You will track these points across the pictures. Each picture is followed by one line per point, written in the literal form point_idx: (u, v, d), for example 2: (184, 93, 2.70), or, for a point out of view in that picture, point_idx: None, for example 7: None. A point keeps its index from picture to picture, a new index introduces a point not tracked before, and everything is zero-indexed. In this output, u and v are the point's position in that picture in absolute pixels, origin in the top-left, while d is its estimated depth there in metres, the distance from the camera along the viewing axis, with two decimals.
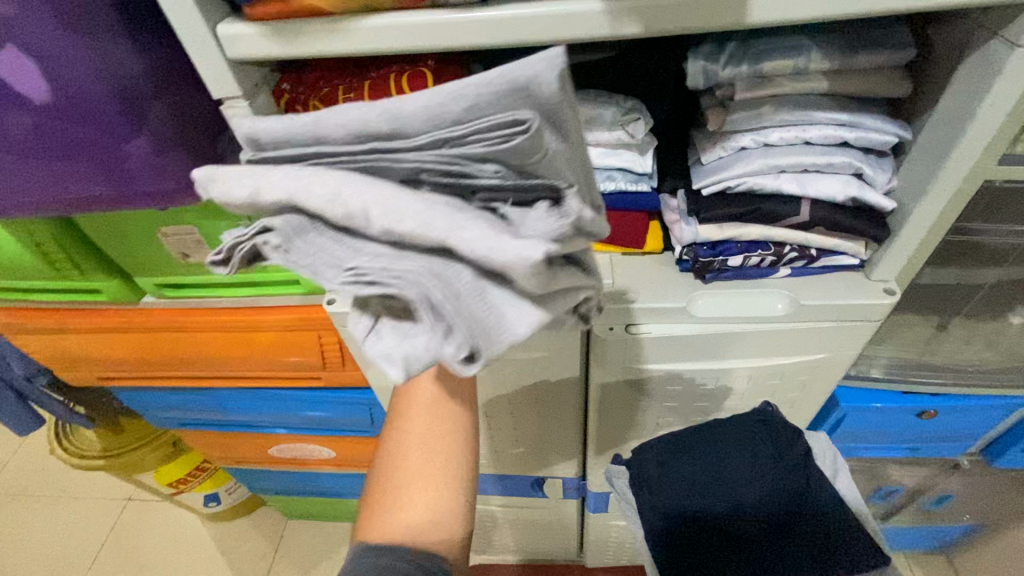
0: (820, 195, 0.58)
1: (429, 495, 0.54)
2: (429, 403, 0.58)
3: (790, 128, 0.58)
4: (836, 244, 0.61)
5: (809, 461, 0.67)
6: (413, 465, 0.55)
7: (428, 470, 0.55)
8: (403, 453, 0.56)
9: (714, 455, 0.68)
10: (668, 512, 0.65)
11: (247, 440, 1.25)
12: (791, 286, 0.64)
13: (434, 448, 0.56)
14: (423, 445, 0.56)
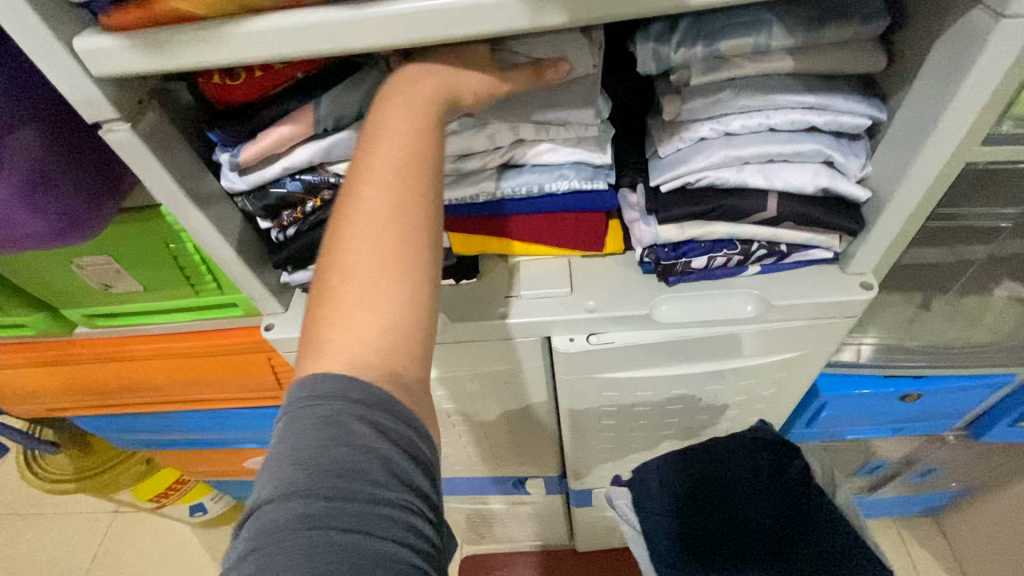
0: (788, 187, 0.53)
1: (382, 300, 0.38)
2: (394, 173, 0.40)
3: (754, 114, 0.52)
4: (807, 238, 0.56)
5: (810, 481, 0.66)
6: (356, 267, 0.39)
7: (380, 267, 0.39)
8: (345, 248, 0.39)
9: (713, 472, 0.69)
10: (669, 528, 0.66)
11: (220, 455, 1.21)
12: (760, 284, 0.59)
13: (383, 244, 0.39)
14: (379, 231, 0.39)
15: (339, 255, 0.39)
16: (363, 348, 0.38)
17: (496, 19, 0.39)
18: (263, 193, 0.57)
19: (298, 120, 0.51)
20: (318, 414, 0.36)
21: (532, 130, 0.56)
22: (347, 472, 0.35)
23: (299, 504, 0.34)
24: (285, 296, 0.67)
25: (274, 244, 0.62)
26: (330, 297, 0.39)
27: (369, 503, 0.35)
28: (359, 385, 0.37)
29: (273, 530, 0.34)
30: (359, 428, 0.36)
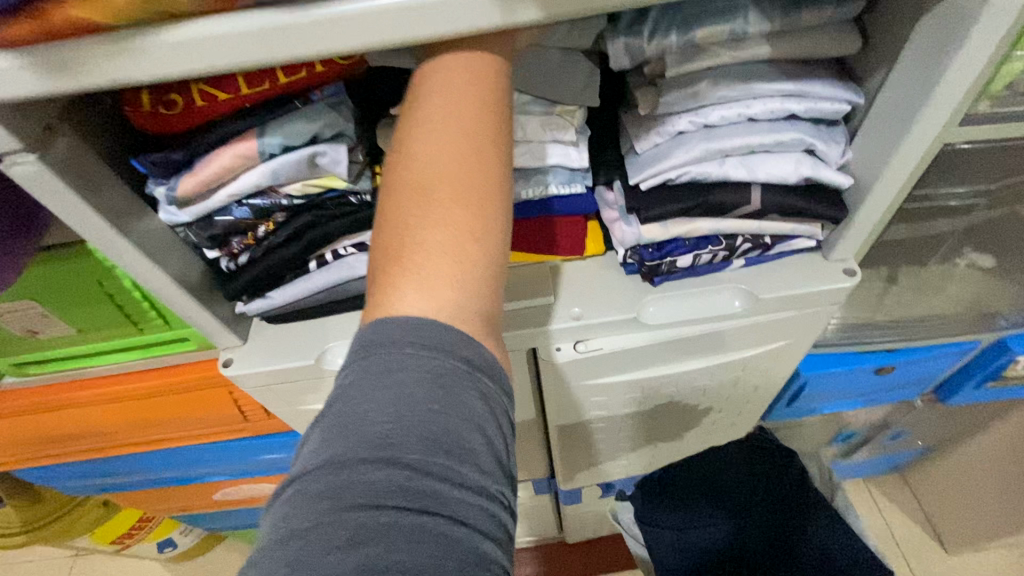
0: (770, 178, 0.51)
1: (475, 239, 0.35)
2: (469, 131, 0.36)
3: (732, 104, 0.50)
4: (790, 229, 0.55)
5: (802, 481, 0.86)
6: (446, 199, 0.34)
7: (467, 205, 0.35)
8: (429, 178, 0.35)
9: (716, 476, 0.87)
10: (666, 535, 0.85)
11: (185, 490, 1.13)
12: (746, 278, 0.58)
13: (473, 178, 0.35)
14: (466, 163, 0.35)
15: (424, 184, 0.35)
16: (452, 283, 0.34)
17: (461, 16, 0.35)
18: (207, 222, 0.51)
19: (238, 149, 0.46)
20: (422, 368, 0.32)
21: None
22: (456, 449, 0.30)
23: (394, 480, 0.29)
24: (243, 326, 0.61)
25: (224, 274, 0.56)
26: (409, 231, 0.34)
27: (466, 493, 0.30)
28: (453, 330, 0.33)
29: (343, 503, 0.28)
30: (467, 400, 0.32)
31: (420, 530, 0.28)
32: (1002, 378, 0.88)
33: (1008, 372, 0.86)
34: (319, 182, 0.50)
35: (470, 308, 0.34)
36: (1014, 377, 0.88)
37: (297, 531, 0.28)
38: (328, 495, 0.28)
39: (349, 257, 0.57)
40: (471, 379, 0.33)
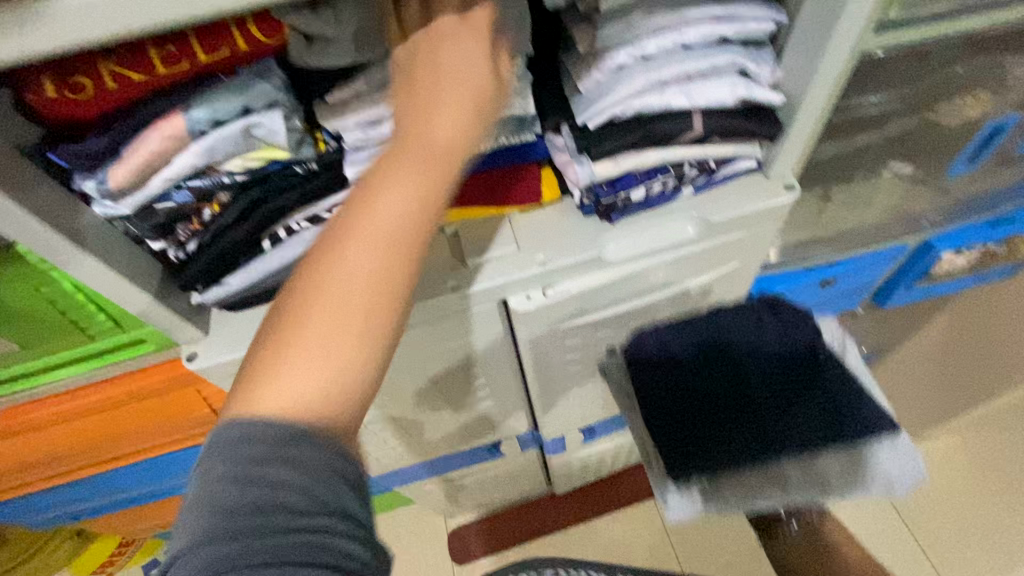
0: (709, 103, 0.53)
1: (356, 339, 0.37)
2: (413, 159, 0.40)
3: (666, 32, 0.51)
4: (733, 151, 0.57)
5: (817, 340, 0.69)
6: (345, 283, 0.37)
7: (364, 292, 0.37)
8: (332, 268, 0.37)
9: (722, 334, 0.69)
10: (671, 398, 0.67)
11: (164, 505, 1.10)
12: (697, 204, 0.60)
13: (377, 284, 0.38)
14: (378, 261, 0.38)
15: (328, 262, 0.38)
16: (315, 388, 0.36)
17: None
18: (146, 212, 0.48)
19: (165, 130, 0.43)
20: (278, 428, 0.34)
21: None
22: (327, 502, 0.34)
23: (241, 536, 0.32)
24: (203, 319, 0.59)
25: (174, 264, 0.53)
26: (301, 308, 0.37)
27: (340, 543, 0.34)
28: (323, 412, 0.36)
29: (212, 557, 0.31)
30: (332, 448, 0.35)
31: (292, 564, 0.31)
32: (930, 275, 0.96)
33: (935, 268, 0.94)
34: (261, 154, 0.48)
35: (339, 362, 0.37)
36: (939, 274, 0.96)
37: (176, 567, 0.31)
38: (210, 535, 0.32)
39: (304, 231, 0.56)
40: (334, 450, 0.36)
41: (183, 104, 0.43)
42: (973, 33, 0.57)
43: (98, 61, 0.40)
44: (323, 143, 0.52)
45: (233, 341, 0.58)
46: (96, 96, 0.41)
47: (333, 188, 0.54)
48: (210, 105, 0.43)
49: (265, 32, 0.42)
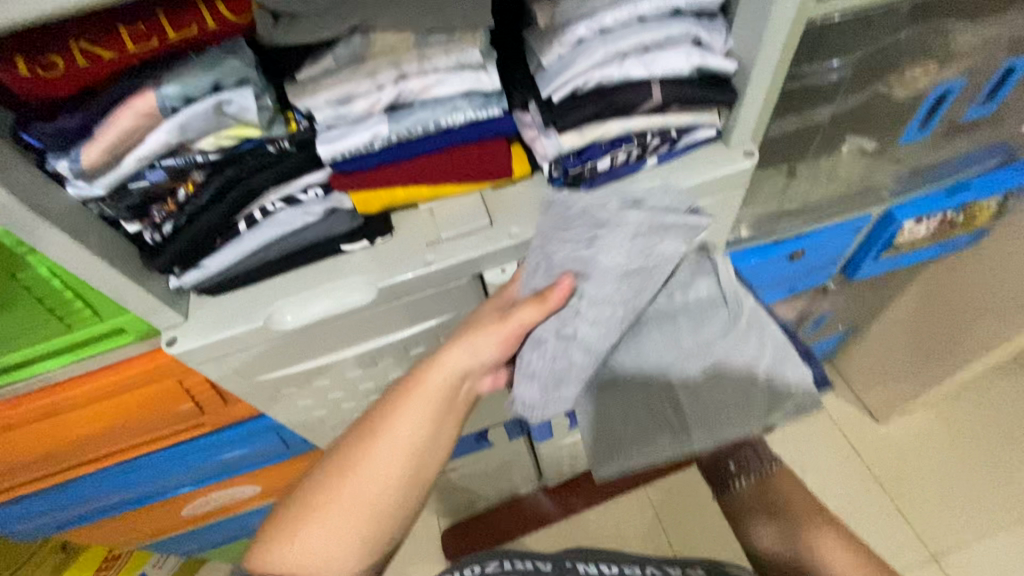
0: (667, 72, 0.55)
1: (370, 517, 0.59)
2: (385, 475, 0.59)
3: (621, 4, 0.53)
4: (692, 120, 0.59)
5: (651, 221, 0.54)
6: (368, 490, 0.59)
7: (375, 488, 0.59)
8: (362, 479, 0.59)
9: None
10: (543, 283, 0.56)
11: (149, 512, 1.08)
12: (661, 174, 0.63)
13: (390, 492, 0.59)
14: (385, 479, 0.59)
15: (352, 466, 0.59)
16: (325, 558, 0.58)
17: None
18: (121, 191, 0.49)
19: (135, 106, 0.44)
20: None
21: (413, 61, 0.53)
22: None
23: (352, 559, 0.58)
24: (182, 304, 0.59)
25: (150, 247, 0.54)
26: (334, 492, 0.59)
27: None
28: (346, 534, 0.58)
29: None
30: None
31: None
32: (895, 246, 1.00)
33: (900, 238, 0.98)
34: (233, 132, 0.49)
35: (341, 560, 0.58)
36: (903, 244, 0.99)
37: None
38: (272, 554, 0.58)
39: (279, 213, 0.57)
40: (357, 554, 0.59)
41: (153, 81, 0.44)
42: None
43: (69, 39, 0.41)
44: (294, 121, 0.53)
45: (209, 323, 0.58)
46: (68, 75, 0.42)
47: (306, 168, 0.56)
48: (179, 80, 0.44)
49: (232, 11, 0.45)
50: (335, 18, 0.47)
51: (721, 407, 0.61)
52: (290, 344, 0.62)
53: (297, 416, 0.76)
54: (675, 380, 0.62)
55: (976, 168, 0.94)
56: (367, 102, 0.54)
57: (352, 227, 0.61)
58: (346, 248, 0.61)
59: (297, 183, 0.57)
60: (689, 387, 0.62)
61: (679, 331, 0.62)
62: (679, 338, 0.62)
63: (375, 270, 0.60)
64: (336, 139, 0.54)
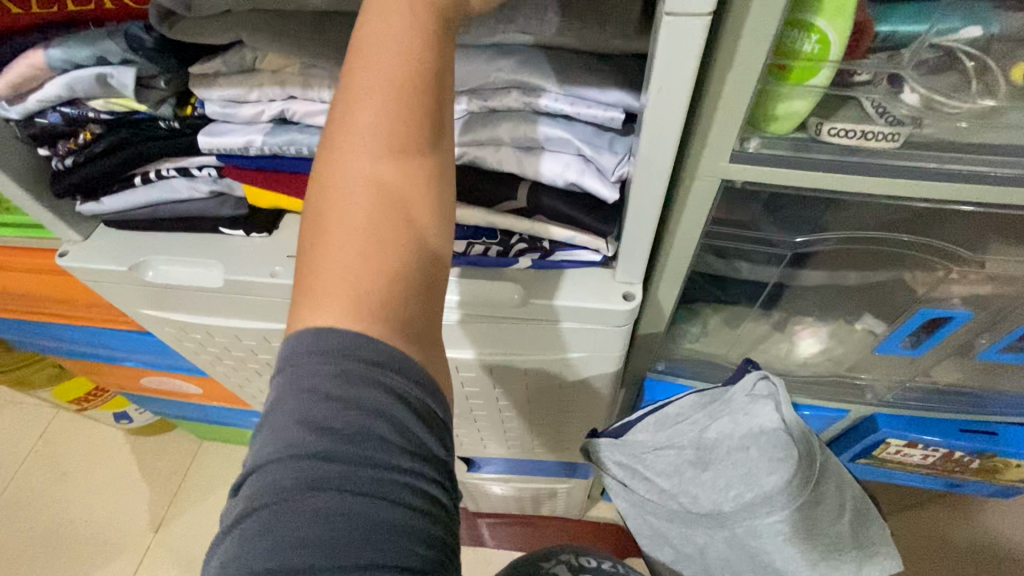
0: (538, 176, 0.50)
1: (385, 322, 0.34)
2: None
3: (512, 90, 0.48)
4: (567, 236, 0.53)
5: None
6: (357, 271, 0.33)
7: (383, 254, 0.34)
8: (357, 170, 0.34)
9: None
10: None
11: (118, 370, 1.27)
12: (527, 279, 0.57)
13: (390, 229, 0.34)
14: (384, 217, 0.34)
15: (329, 219, 0.34)
16: None
17: None
18: (28, 121, 0.56)
19: (29, 59, 0.50)
20: None
21: (298, 86, 0.53)
22: None
23: (305, 462, 0.31)
24: (87, 226, 0.67)
25: (56, 172, 0.61)
26: (309, 268, 0.34)
27: None
28: (363, 348, 0.33)
29: (304, 473, 0.31)
30: None
31: None
32: (876, 457, 0.82)
33: (881, 451, 0.80)
34: (120, 103, 0.54)
35: None
36: (887, 458, 0.81)
37: (241, 526, 0.32)
38: (278, 462, 0.32)
39: (170, 179, 0.62)
40: (397, 407, 0.33)
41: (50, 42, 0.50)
42: (889, 197, 0.47)
43: None
44: (190, 107, 0.57)
45: (92, 254, 0.65)
46: None
47: (196, 150, 0.59)
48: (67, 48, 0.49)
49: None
50: (216, 26, 0.49)
51: (827, 532, 0.66)
52: (157, 296, 0.67)
53: (185, 353, 0.82)
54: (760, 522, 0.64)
55: (1009, 417, 0.74)
56: (252, 109, 0.55)
57: (234, 214, 0.64)
58: (226, 230, 0.65)
59: (190, 159, 0.61)
60: (782, 533, 0.63)
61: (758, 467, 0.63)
62: (747, 486, 0.63)
63: (231, 260, 0.63)
64: (218, 133, 0.57)
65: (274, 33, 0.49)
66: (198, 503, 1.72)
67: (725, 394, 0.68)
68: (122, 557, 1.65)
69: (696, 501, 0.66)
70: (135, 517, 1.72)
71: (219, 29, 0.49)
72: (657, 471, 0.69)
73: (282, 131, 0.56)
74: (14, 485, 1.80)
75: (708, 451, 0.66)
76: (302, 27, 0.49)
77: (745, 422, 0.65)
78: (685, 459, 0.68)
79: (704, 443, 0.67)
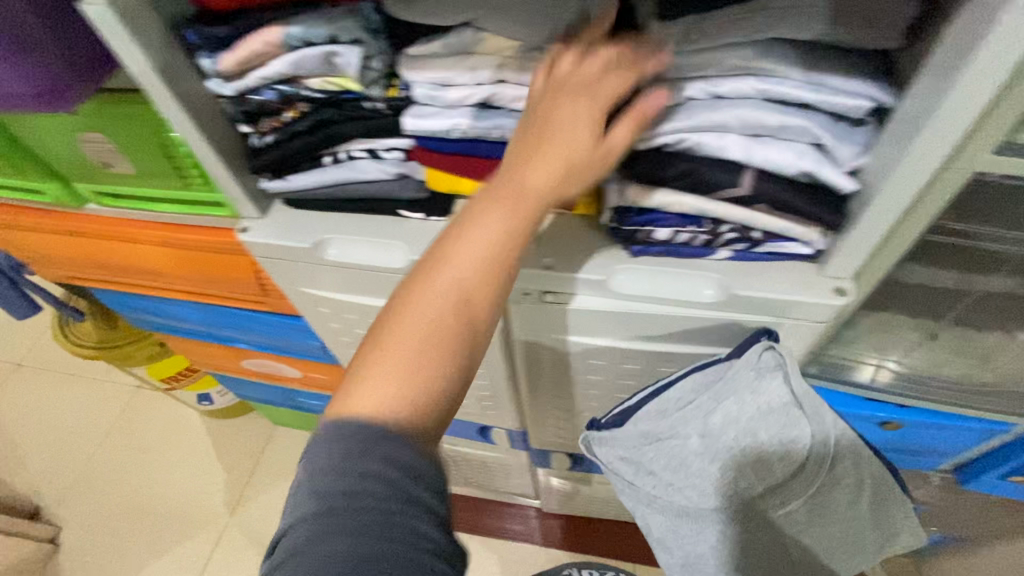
0: (767, 165, 0.49)
1: (428, 374, 0.41)
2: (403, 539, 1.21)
3: (748, 77, 0.48)
4: (783, 228, 0.52)
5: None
6: (430, 330, 0.42)
7: (452, 337, 0.42)
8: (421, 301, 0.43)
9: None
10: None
11: (221, 351, 1.30)
12: (728, 271, 0.56)
13: (456, 308, 0.43)
14: (463, 289, 0.43)
15: (400, 314, 0.42)
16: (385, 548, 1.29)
17: None
18: (241, 99, 0.57)
19: (265, 37, 0.51)
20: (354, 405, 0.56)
21: (514, 70, 0.53)
22: None
23: (339, 518, 0.36)
24: (265, 203, 0.68)
25: (253, 149, 0.63)
26: (406, 315, 0.42)
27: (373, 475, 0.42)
28: (407, 425, 0.39)
29: (323, 525, 0.35)
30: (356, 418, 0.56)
31: None
32: None
33: None
34: (337, 82, 0.55)
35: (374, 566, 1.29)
36: None
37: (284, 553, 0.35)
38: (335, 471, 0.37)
39: (359, 161, 0.63)
40: (423, 452, 0.39)
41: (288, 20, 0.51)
42: None
43: None
44: (396, 88, 0.57)
45: (273, 231, 0.67)
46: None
47: (392, 132, 0.60)
48: (306, 26, 0.50)
49: None
50: (453, 8, 0.50)
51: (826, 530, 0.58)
52: (330, 275, 0.69)
53: (329, 333, 0.84)
54: (772, 507, 0.57)
55: None
56: (460, 92, 0.55)
57: (416, 197, 0.65)
58: (405, 213, 0.66)
59: (381, 142, 0.62)
60: (799, 521, 0.58)
61: (762, 455, 0.56)
62: (717, 471, 0.56)
63: (413, 243, 0.64)
64: (424, 115, 0.57)
65: (508, 16, 0.49)
66: (272, 488, 1.76)
67: (724, 369, 0.58)
68: (201, 535, 1.70)
69: (707, 494, 0.56)
70: (212, 497, 1.76)
71: (455, 10, 0.50)
72: (660, 465, 0.57)
73: (488, 115, 0.56)
74: (98, 459, 1.86)
75: (715, 443, 0.56)
76: (534, 9, 0.49)
77: (753, 405, 0.56)
78: (691, 450, 0.57)
79: (710, 432, 0.56)
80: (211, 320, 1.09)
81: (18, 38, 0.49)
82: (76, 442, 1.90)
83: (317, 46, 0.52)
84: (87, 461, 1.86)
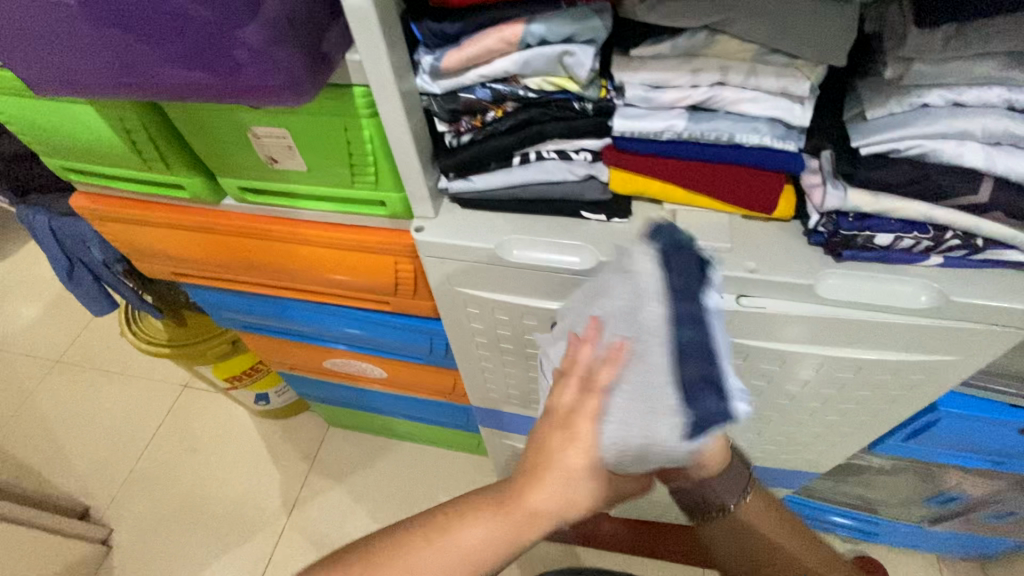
0: (1009, 173, 0.50)
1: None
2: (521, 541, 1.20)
3: (993, 87, 0.49)
4: (1010, 235, 0.53)
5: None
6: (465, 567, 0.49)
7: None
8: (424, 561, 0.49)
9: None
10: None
11: (304, 350, 1.29)
12: (940, 277, 0.56)
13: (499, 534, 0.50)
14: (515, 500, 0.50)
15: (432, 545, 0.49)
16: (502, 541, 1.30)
17: None
18: (451, 96, 0.57)
19: (503, 33, 0.50)
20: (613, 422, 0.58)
21: (741, 73, 0.53)
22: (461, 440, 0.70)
23: None
24: (439, 202, 0.68)
25: (445, 148, 0.63)
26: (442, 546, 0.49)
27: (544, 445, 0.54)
28: None
29: None
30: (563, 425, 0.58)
31: None
32: None
33: None
34: (557, 82, 0.55)
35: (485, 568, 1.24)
36: None
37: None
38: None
39: (549, 161, 0.63)
40: None
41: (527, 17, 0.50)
42: None
43: None
44: (606, 90, 0.58)
45: (450, 231, 0.66)
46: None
47: (592, 133, 0.60)
48: (547, 24, 0.50)
49: None
50: (701, 8, 0.49)
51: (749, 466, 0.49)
52: (501, 276, 0.69)
53: (466, 335, 0.84)
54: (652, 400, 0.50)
55: None
56: (677, 94, 0.55)
57: (599, 198, 0.64)
58: (586, 215, 0.66)
59: (574, 142, 0.62)
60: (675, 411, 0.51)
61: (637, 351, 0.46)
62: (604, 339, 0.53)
63: (600, 244, 0.64)
64: (637, 118, 0.57)
65: (757, 20, 0.49)
66: (329, 489, 1.75)
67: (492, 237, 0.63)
68: (260, 536, 1.67)
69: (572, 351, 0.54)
70: (268, 497, 1.74)
71: (703, 11, 0.49)
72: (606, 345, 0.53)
73: (703, 116, 0.56)
74: (147, 458, 1.83)
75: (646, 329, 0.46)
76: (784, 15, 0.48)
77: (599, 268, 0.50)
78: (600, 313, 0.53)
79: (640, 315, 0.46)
80: (313, 319, 1.08)
81: (291, 19, 0.45)
82: (122, 440, 1.87)
83: (550, 45, 0.51)
84: (135, 461, 1.83)
